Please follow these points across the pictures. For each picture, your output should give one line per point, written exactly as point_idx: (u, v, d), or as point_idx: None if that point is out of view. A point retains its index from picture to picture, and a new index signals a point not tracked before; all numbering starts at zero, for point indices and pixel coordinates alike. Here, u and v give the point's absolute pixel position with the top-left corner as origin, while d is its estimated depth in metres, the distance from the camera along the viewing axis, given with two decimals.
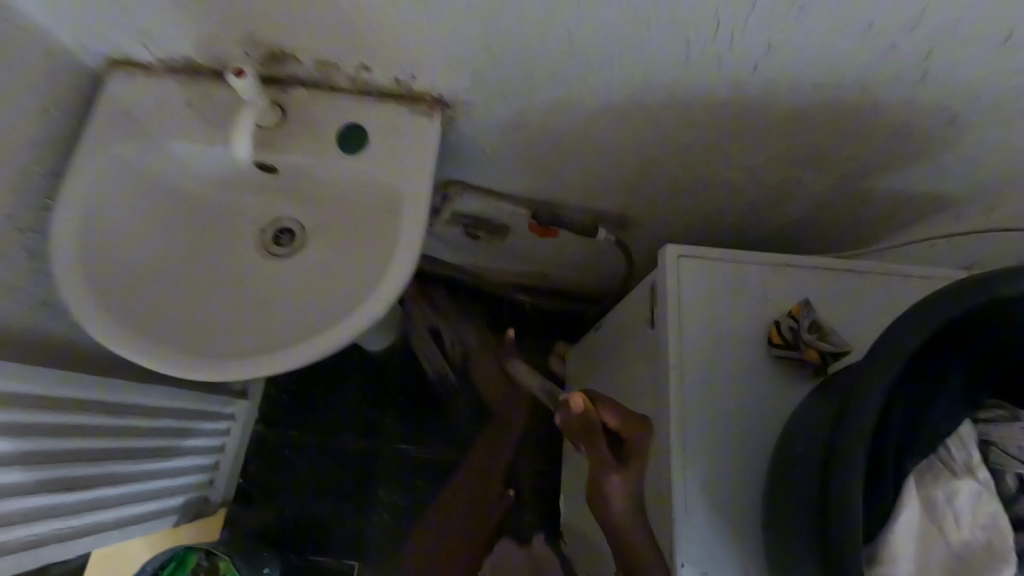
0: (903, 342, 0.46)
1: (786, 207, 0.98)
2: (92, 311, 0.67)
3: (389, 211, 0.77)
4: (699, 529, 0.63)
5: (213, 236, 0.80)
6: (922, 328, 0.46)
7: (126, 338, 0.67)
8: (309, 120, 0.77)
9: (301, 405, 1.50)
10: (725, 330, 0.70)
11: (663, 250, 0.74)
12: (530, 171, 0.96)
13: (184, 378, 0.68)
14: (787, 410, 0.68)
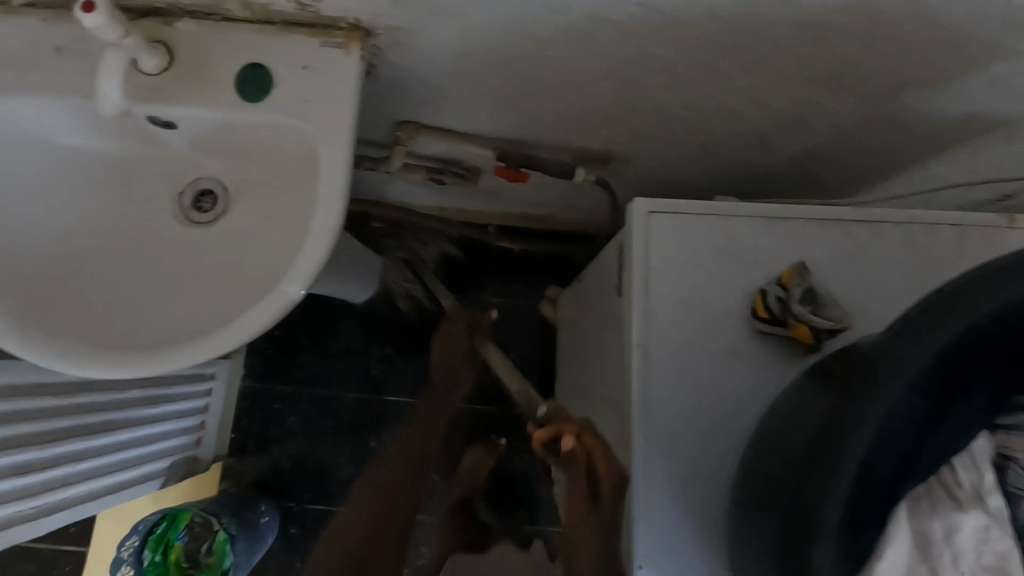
0: (914, 345, 0.38)
1: (795, 134, 0.83)
2: None
3: (310, 170, 0.67)
4: (664, 527, 0.56)
5: (124, 204, 0.72)
6: (938, 327, 0.38)
7: (14, 331, 0.59)
8: (201, 62, 0.63)
9: (285, 359, 1.46)
10: (701, 300, 0.60)
11: (632, 203, 0.61)
12: (488, 106, 0.81)
13: (87, 374, 0.60)
14: (771, 391, 0.59)
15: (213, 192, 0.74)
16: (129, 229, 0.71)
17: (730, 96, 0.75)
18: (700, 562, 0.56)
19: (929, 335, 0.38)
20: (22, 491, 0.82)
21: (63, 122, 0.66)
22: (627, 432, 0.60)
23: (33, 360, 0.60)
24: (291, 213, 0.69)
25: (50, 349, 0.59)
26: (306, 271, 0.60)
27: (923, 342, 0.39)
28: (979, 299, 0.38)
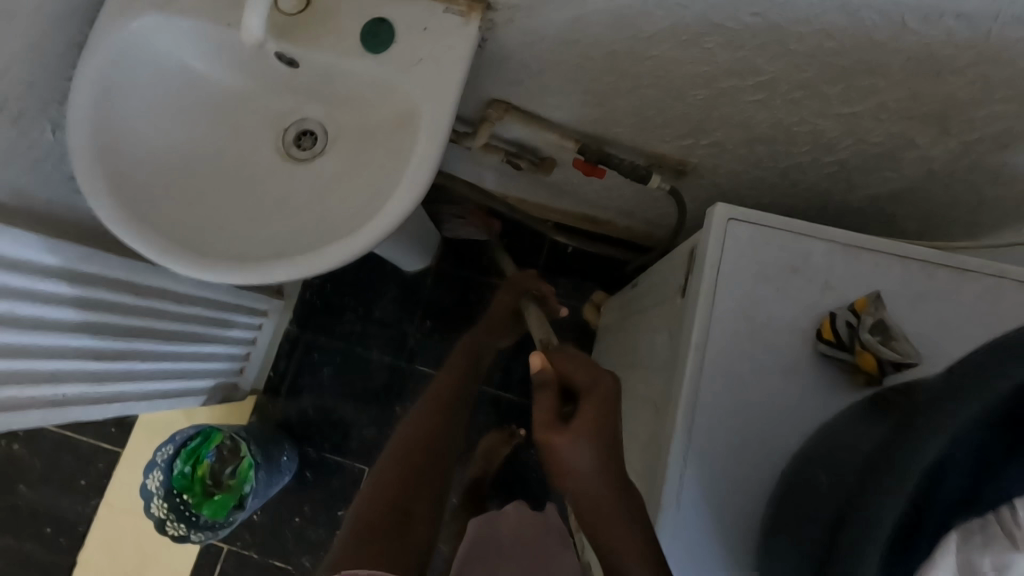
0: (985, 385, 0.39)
1: (887, 173, 0.81)
2: (102, 192, 0.65)
3: (410, 125, 0.70)
4: (690, 523, 0.57)
5: (234, 130, 0.78)
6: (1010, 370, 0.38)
7: (131, 224, 0.65)
8: (332, 9, 0.68)
9: (331, 311, 1.52)
10: (767, 314, 0.60)
11: (712, 208, 0.62)
12: (581, 95, 0.84)
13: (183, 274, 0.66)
14: (821, 413, 0.58)
15: (312, 133, 0.79)
16: (235, 154, 0.77)
17: (827, 122, 0.74)
18: (720, 562, 0.56)
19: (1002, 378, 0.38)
20: (90, 375, 0.88)
21: (198, 45, 0.72)
22: (665, 426, 0.61)
23: (138, 251, 0.66)
24: (382, 164, 0.73)
25: (153, 243, 0.65)
26: (391, 217, 0.64)
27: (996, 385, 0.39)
28: None
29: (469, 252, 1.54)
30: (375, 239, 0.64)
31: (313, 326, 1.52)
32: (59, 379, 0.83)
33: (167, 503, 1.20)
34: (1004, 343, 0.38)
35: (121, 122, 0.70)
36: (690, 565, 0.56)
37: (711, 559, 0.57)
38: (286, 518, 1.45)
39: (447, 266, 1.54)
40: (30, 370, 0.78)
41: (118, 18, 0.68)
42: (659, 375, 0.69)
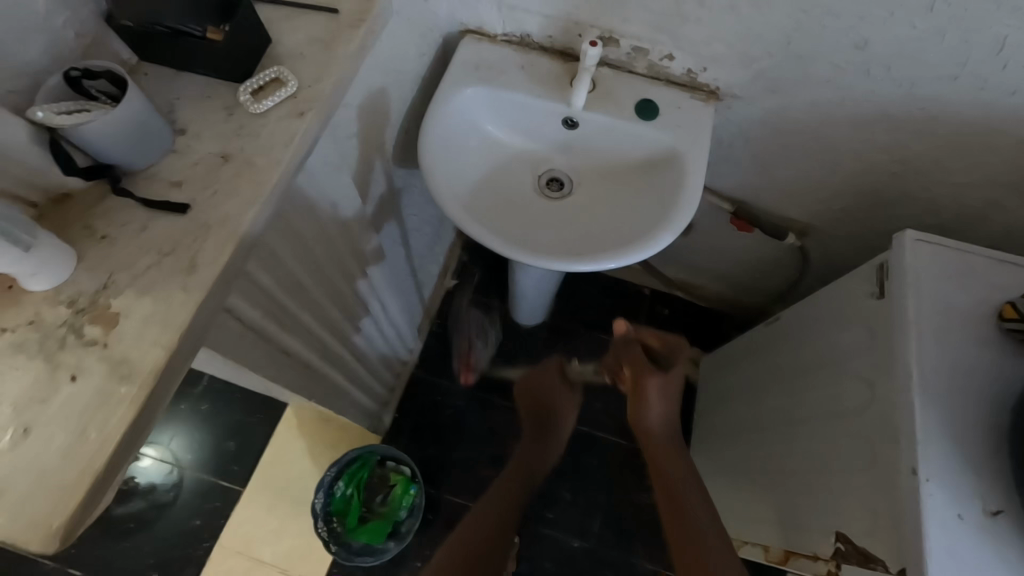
0: None
1: (976, 231, 1.09)
2: (451, 199, 0.90)
3: (654, 175, 0.97)
4: (943, 458, 0.72)
5: (505, 171, 1.02)
6: None
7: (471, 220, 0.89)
8: (612, 92, 0.97)
9: (456, 353, 1.67)
10: (957, 304, 0.82)
11: (901, 232, 0.88)
12: (751, 168, 1.13)
13: (509, 257, 0.88)
14: (1005, 384, 0.77)
15: (560, 179, 1.04)
16: (507, 188, 1.02)
17: (943, 194, 1.03)
18: (970, 486, 0.71)
19: None
20: (342, 362, 1.02)
21: (498, 112, 0.99)
22: (900, 393, 0.78)
23: (483, 246, 0.89)
24: (638, 199, 0.97)
25: (499, 242, 0.88)
26: (675, 225, 0.87)
27: None
28: None
29: (580, 309, 1.74)
30: (664, 241, 0.86)
31: (437, 367, 1.65)
32: (332, 359, 0.97)
33: (328, 525, 1.26)
34: None
35: (447, 154, 0.94)
36: (949, 490, 0.71)
37: (966, 482, 0.71)
38: (407, 561, 1.45)
39: (560, 322, 1.72)
40: (328, 345, 0.93)
41: (458, 87, 0.96)
42: (862, 359, 0.88)
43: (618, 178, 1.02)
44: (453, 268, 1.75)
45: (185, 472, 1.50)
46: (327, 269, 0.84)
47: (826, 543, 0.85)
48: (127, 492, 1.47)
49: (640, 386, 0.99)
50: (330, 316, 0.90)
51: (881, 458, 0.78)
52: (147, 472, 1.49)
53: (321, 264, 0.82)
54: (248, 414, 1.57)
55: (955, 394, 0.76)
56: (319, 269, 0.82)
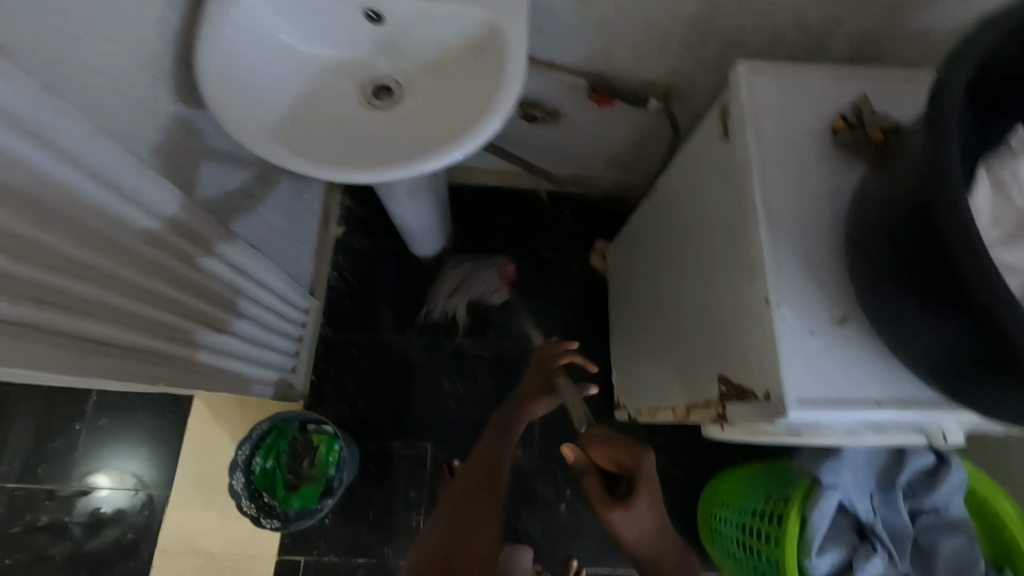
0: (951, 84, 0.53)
1: (823, 56, 1.07)
2: (248, 130, 0.78)
3: (481, 55, 0.88)
4: (791, 280, 0.73)
5: (324, 88, 0.91)
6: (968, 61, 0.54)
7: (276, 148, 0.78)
8: None
9: (362, 302, 1.59)
10: (795, 127, 0.81)
11: (736, 67, 0.84)
12: (592, 33, 1.06)
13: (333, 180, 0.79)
14: (845, 195, 0.77)
15: (388, 86, 0.93)
16: (328, 105, 0.90)
17: (782, 20, 1.00)
18: (821, 302, 0.73)
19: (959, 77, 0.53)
20: (200, 337, 0.93)
21: (291, 20, 0.86)
22: (750, 228, 0.77)
23: (300, 174, 0.79)
24: (469, 88, 0.88)
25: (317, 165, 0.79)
26: (503, 107, 0.80)
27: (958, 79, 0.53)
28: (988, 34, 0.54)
29: (479, 228, 1.68)
30: (494, 127, 0.80)
31: (345, 321, 1.58)
32: (180, 336, 0.88)
33: (256, 501, 1.21)
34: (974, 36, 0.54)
35: (238, 78, 0.81)
36: (800, 309, 0.72)
37: (817, 295, 0.73)
38: (359, 512, 1.45)
39: (461, 245, 1.66)
40: (164, 322, 0.83)
41: None
42: (720, 206, 0.87)
43: (448, 70, 0.91)
44: (337, 216, 1.64)
45: (152, 493, 1.43)
46: (115, 237, 0.72)
47: (714, 389, 0.89)
48: (95, 526, 1.41)
49: (606, 513, 0.85)
50: (147, 290, 0.79)
51: (745, 296, 0.78)
52: (105, 500, 1.42)
53: (99, 231, 0.70)
54: (154, 417, 1.47)
55: (800, 217, 0.76)
56: (98, 239, 0.70)
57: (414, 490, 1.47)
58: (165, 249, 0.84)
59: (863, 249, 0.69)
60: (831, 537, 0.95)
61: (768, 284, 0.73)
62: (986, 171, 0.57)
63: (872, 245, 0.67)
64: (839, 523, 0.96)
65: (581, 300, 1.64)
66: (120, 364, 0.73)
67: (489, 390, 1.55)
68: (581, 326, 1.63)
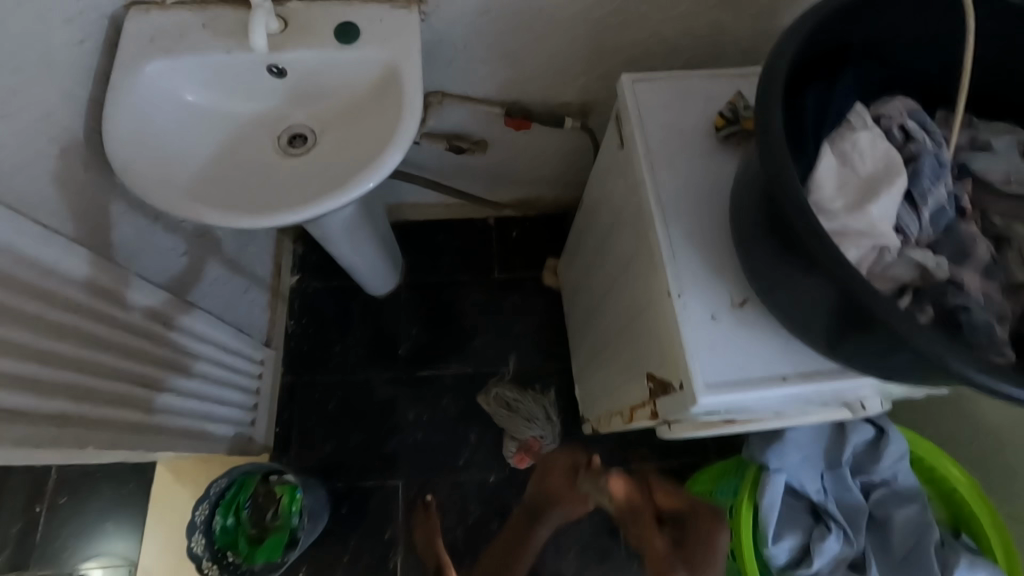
0: (774, 73, 0.59)
1: (716, 59, 1.14)
2: (156, 190, 0.81)
3: (384, 93, 0.92)
4: (688, 270, 0.76)
5: (239, 142, 0.95)
6: (785, 49, 0.59)
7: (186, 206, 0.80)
8: (306, 22, 0.90)
9: (321, 346, 1.60)
10: (681, 127, 0.85)
11: (620, 80, 0.89)
12: (497, 63, 1.12)
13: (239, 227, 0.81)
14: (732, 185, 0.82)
15: (302, 134, 0.97)
16: (245, 157, 0.94)
17: (669, 31, 1.07)
18: (719, 288, 0.76)
19: (780, 65, 0.59)
20: (138, 399, 0.93)
21: (199, 82, 0.91)
22: (649, 226, 0.81)
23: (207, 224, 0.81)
24: (374, 126, 0.92)
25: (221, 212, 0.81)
26: (402, 140, 0.84)
27: (778, 67, 0.59)
28: (802, 26, 0.60)
29: (430, 261, 1.71)
30: (396, 160, 0.83)
31: (306, 367, 1.58)
32: (116, 399, 0.88)
33: (219, 561, 1.19)
34: (789, 29, 0.60)
35: (147, 141, 0.85)
36: (700, 297, 0.75)
37: (714, 284, 0.76)
38: (333, 560, 1.42)
39: (414, 279, 1.69)
40: (96, 388, 0.84)
41: (135, 66, 0.86)
42: (627, 210, 0.91)
43: (356, 111, 0.96)
44: (288, 264, 1.66)
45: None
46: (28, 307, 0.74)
47: (645, 387, 0.89)
48: None
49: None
50: (70, 358, 0.80)
51: (653, 292, 0.81)
52: None
53: (14, 304, 0.72)
54: (116, 489, 1.44)
55: (692, 211, 0.80)
56: (11, 310, 0.72)
57: (388, 530, 1.45)
58: (90, 314, 0.85)
59: (744, 230, 0.72)
60: (786, 522, 0.95)
61: (667, 276, 0.76)
62: (828, 145, 0.61)
63: (750, 226, 0.71)
64: (792, 507, 0.97)
65: (538, 319, 1.66)
66: (42, 433, 0.73)
67: (454, 419, 1.55)
68: (541, 344, 1.64)
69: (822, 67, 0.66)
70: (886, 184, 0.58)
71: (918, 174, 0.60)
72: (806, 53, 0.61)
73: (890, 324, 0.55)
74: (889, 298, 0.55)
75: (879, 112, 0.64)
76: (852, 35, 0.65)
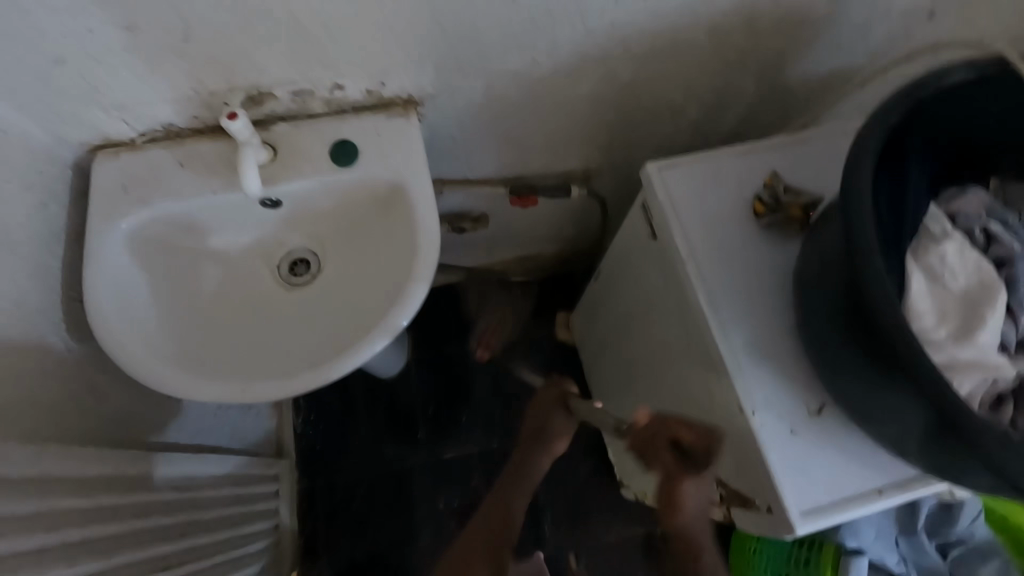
0: (857, 183, 0.56)
1: (721, 115, 1.10)
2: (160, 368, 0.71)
3: (390, 208, 0.84)
4: (756, 381, 0.71)
5: (236, 280, 0.86)
6: (859, 163, 0.56)
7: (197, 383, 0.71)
8: (297, 147, 0.82)
9: (335, 443, 1.50)
10: (719, 215, 0.80)
11: (644, 168, 0.84)
12: (498, 146, 1.05)
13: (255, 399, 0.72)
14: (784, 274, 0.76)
15: (303, 259, 0.89)
16: (245, 296, 0.85)
17: (674, 96, 1.02)
18: (792, 396, 0.70)
19: (860, 175, 0.56)
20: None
21: (184, 225, 0.82)
22: (703, 331, 0.75)
23: (218, 401, 0.72)
24: (385, 248, 0.84)
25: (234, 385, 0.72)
26: (423, 275, 0.77)
27: (861, 177, 0.56)
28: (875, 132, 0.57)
29: (436, 332, 1.62)
30: (418, 297, 0.76)
31: (322, 469, 1.48)
32: None
33: None
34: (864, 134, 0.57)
35: (137, 307, 0.75)
36: (774, 410, 0.70)
37: (784, 393, 0.71)
38: None
39: (422, 354, 1.60)
40: None
41: (112, 222, 0.77)
42: (668, 303, 0.85)
43: (360, 226, 0.87)
44: None
45: None
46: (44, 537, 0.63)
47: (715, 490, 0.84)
48: None
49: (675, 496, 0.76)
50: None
51: (718, 401, 0.75)
52: None
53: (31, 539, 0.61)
54: None
55: (748, 310, 0.75)
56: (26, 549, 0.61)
57: None
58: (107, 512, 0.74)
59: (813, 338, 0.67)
60: None
61: (734, 391, 0.70)
62: (913, 260, 0.56)
63: (820, 336, 0.65)
64: None
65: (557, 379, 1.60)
66: None
67: None
68: None
69: (884, 166, 0.61)
70: (987, 303, 0.53)
71: (1013, 282, 0.56)
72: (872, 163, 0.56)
73: (959, 426, 0.51)
74: (960, 401, 0.51)
75: (953, 210, 0.60)
76: (907, 129, 0.61)
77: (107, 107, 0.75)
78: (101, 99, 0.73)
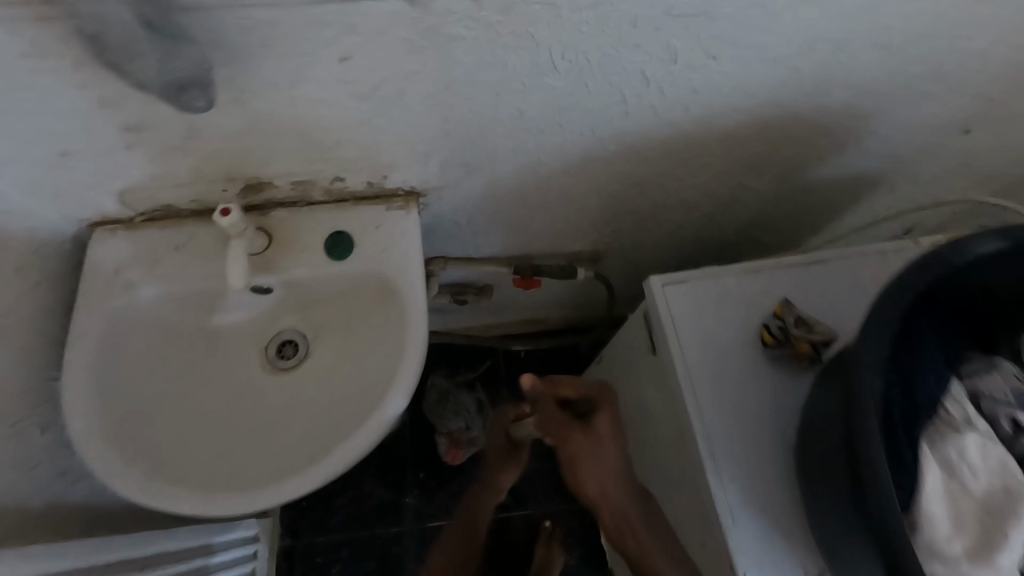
0: (864, 370, 0.51)
1: (737, 211, 1.06)
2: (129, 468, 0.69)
3: (383, 301, 0.81)
4: (752, 539, 0.65)
5: (220, 362, 0.83)
6: (869, 345, 0.52)
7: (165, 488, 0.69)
8: (293, 235, 0.81)
9: (322, 501, 1.47)
10: (724, 340, 0.75)
11: (648, 281, 0.79)
12: (503, 230, 1.02)
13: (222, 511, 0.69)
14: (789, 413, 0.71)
15: (292, 341, 0.86)
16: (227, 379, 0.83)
17: (688, 194, 0.98)
18: (790, 559, 0.65)
19: (869, 361, 0.51)
20: None
21: (172, 307, 0.80)
22: (699, 471, 0.70)
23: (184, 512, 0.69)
24: (372, 343, 0.81)
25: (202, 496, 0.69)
26: (404, 386, 0.73)
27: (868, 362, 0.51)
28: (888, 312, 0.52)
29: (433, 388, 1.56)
30: (397, 409, 0.73)
31: (306, 528, 1.45)
32: None
33: None
34: (874, 312, 0.53)
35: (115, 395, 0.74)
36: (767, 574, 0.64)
37: (781, 556, 0.65)
38: None
39: (417, 412, 1.55)
40: None
41: (100, 306, 0.76)
42: (665, 423, 0.80)
43: (350, 312, 0.84)
44: None
45: None
46: None
47: None
48: None
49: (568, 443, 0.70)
50: None
51: (710, 547, 0.70)
52: None
53: None
54: None
55: (747, 452, 0.69)
56: None
57: None
58: None
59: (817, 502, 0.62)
60: None
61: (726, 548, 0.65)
62: (929, 452, 0.52)
63: (826, 506, 0.60)
64: None
65: None
66: None
67: None
68: None
69: (903, 334, 0.56)
70: (1011, 514, 0.49)
71: None
72: (884, 344, 0.52)
73: None
74: None
75: None
76: (927, 297, 0.56)
77: (105, 192, 0.74)
78: (100, 185, 0.73)
